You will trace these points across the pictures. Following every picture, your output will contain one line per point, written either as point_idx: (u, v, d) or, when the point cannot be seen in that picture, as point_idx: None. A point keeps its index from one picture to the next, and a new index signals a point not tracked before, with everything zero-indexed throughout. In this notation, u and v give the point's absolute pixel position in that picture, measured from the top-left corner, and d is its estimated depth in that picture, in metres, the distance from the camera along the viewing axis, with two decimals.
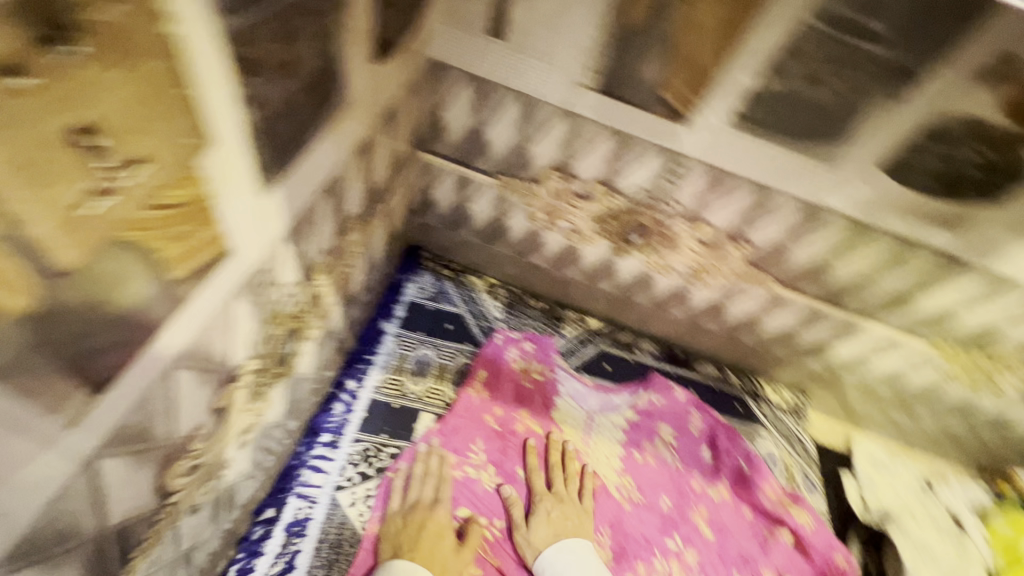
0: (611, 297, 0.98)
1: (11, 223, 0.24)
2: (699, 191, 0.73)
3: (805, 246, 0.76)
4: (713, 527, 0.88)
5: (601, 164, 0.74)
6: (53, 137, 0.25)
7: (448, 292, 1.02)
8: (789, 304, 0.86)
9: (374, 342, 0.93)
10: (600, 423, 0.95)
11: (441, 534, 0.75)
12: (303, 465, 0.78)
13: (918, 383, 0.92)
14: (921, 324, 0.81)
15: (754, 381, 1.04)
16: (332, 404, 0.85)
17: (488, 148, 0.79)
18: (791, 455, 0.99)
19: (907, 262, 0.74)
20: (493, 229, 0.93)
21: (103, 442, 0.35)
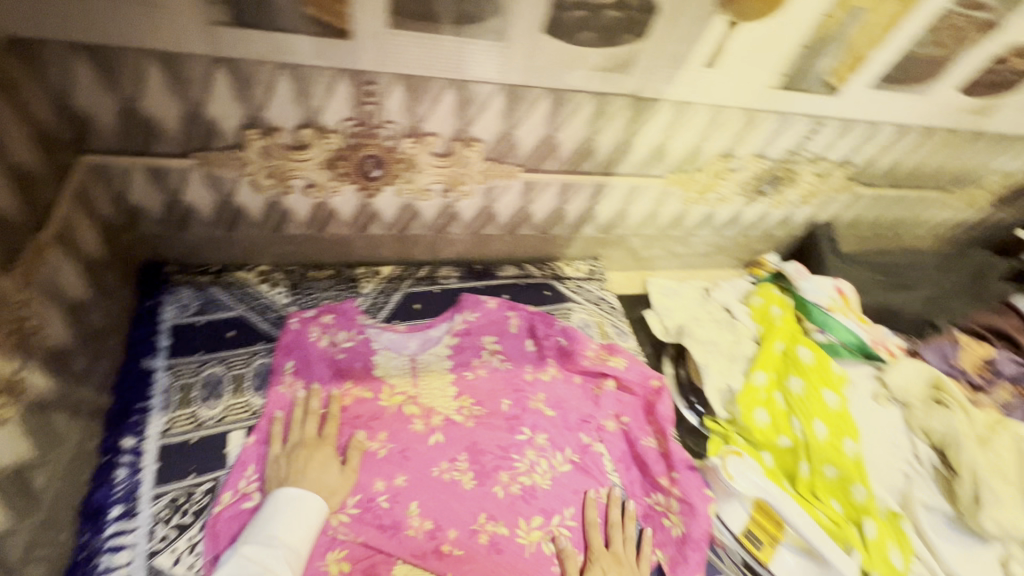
0: (390, 238, 0.96)
1: None
2: (404, 104, 0.72)
3: (524, 127, 0.79)
4: (552, 405, 0.95)
5: (292, 106, 0.69)
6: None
7: (217, 299, 0.90)
8: (543, 186, 0.91)
9: (141, 386, 0.79)
10: (424, 360, 0.95)
11: (323, 462, 0.78)
12: (98, 552, 0.66)
13: (669, 215, 1.06)
14: (647, 164, 0.92)
15: (551, 266, 1.12)
16: (112, 472, 0.72)
17: (159, 126, 0.67)
18: (603, 315, 1.08)
19: (609, 114, 0.81)
20: (228, 215, 0.82)
21: None
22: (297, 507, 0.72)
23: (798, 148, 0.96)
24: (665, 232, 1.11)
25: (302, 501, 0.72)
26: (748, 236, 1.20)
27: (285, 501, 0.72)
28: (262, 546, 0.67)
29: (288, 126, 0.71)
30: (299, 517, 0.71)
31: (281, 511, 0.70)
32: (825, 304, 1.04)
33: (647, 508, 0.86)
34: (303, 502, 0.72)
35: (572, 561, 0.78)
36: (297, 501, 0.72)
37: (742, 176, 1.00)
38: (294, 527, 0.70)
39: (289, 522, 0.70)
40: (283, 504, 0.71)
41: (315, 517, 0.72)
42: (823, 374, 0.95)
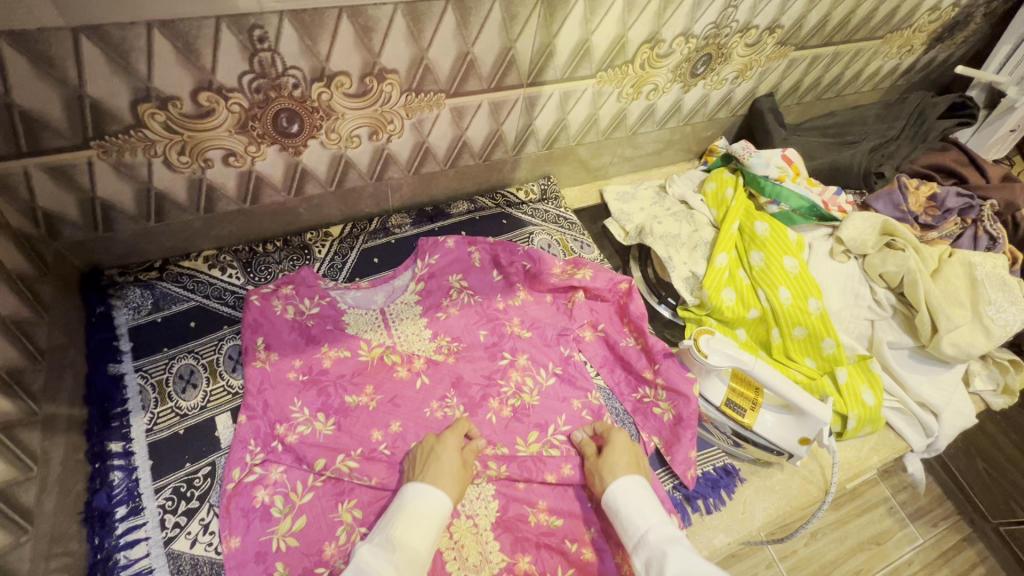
0: (330, 196, 0.93)
1: None
2: (302, 46, 0.67)
3: (436, 48, 0.75)
4: (528, 327, 0.96)
5: (181, 70, 0.63)
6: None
7: (169, 293, 0.88)
8: (472, 110, 0.88)
9: (114, 390, 0.78)
10: (395, 310, 0.95)
11: (448, 450, 0.75)
12: (115, 550, 0.67)
13: (609, 116, 1.04)
14: (574, 65, 0.88)
15: (501, 193, 1.11)
16: (107, 476, 0.72)
17: (41, 118, 0.62)
18: (562, 232, 1.09)
19: (519, 17, 0.76)
20: (152, 202, 0.79)
21: None
22: (423, 503, 0.69)
23: (723, 19, 0.93)
24: (609, 135, 1.09)
25: (429, 492, 0.70)
26: (692, 123, 1.18)
27: (418, 502, 0.69)
28: (380, 547, 0.64)
29: (184, 93, 0.66)
30: (420, 520, 0.67)
31: (401, 512, 0.68)
32: (775, 174, 1.03)
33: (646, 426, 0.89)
34: (426, 513, 0.68)
35: (590, 446, 0.82)
36: (423, 495, 0.70)
37: (673, 61, 0.97)
38: (411, 526, 0.66)
39: (405, 521, 0.67)
40: (411, 500, 0.69)
41: (434, 522, 0.68)
42: (781, 243, 0.97)
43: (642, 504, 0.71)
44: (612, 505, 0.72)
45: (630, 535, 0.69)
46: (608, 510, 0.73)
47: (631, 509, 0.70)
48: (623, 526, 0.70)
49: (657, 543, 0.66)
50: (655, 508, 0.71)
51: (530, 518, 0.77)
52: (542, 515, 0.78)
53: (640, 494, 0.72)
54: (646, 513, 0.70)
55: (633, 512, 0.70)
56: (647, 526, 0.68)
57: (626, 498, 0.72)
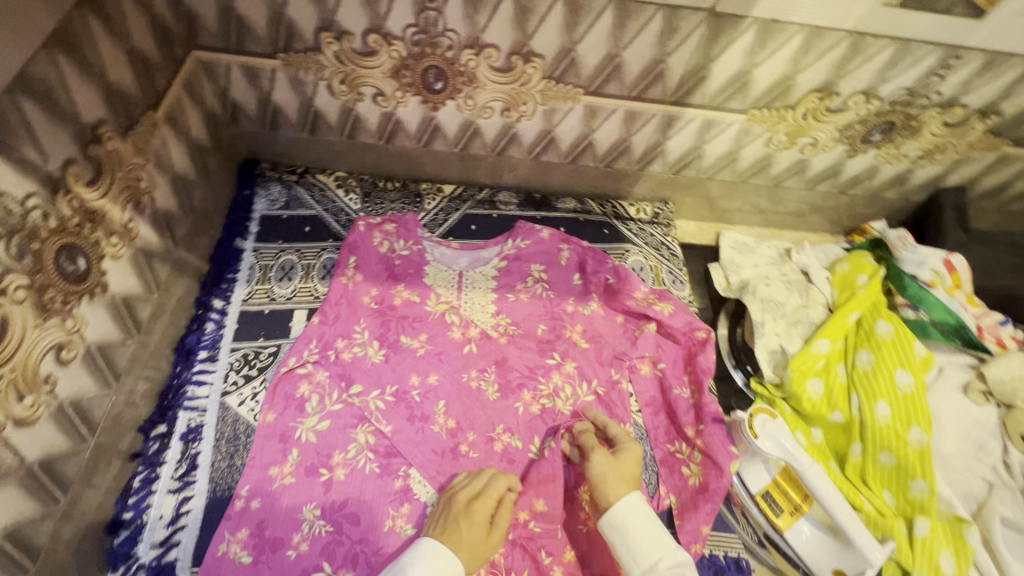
0: (453, 156, 0.99)
1: None
2: (464, 13, 0.72)
3: (584, 44, 0.76)
4: (587, 338, 0.94)
5: (361, 10, 0.72)
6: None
7: (299, 198, 1.01)
8: (606, 113, 0.87)
9: (232, 259, 0.93)
10: (471, 277, 0.99)
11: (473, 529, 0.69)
12: (187, 381, 0.82)
13: (751, 158, 0.96)
14: (726, 94, 0.83)
15: (614, 204, 1.09)
16: (203, 323, 0.87)
17: (249, 24, 0.75)
18: (660, 260, 1.05)
19: (679, 32, 0.73)
20: (310, 116, 0.91)
21: None
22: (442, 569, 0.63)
23: (921, 87, 0.81)
24: (745, 179, 1.02)
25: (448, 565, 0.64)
26: (849, 194, 1.06)
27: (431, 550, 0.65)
28: None
29: (358, 31, 0.75)
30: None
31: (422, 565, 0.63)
32: (928, 277, 0.89)
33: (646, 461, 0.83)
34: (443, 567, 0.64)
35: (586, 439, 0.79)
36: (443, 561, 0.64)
37: (844, 119, 0.87)
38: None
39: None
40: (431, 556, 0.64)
41: None
42: (902, 352, 0.83)
43: (647, 532, 0.66)
44: (607, 529, 0.68)
45: (635, 567, 0.65)
46: (602, 526, 0.69)
47: (636, 533, 0.66)
48: (625, 559, 0.66)
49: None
50: (659, 530, 0.67)
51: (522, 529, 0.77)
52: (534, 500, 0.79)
53: (642, 519, 0.67)
54: (650, 539, 0.65)
55: (630, 542, 0.66)
56: (660, 558, 0.64)
57: (625, 520, 0.67)
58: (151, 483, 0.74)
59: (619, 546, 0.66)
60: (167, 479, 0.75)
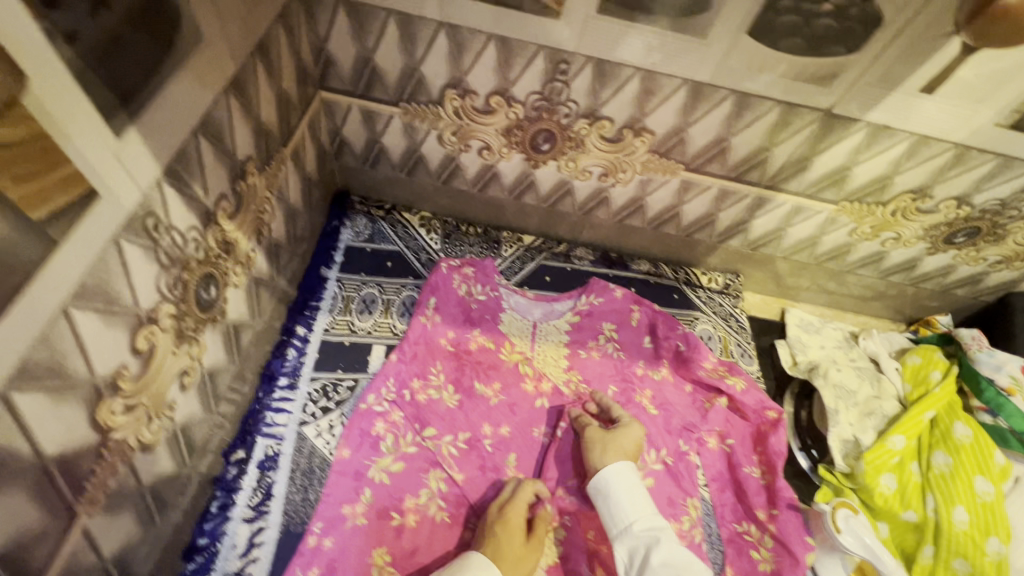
0: (539, 210, 1.01)
1: None
2: (590, 87, 0.75)
3: (697, 127, 0.78)
4: (657, 404, 0.95)
5: (492, 74, 0.75)
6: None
7: (383, 232, 1.04)
8: (701, 188, 0.89)
9: (317, 288, 0.95)
10: (545, 329, 1.00)
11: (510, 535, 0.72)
12: (267, 408, 0.83)
13: (831, 244, 0.98)
14: (822, 185, 0.85)
15: (686, 270, 1.11)
16: (285, 349, 0.88)
17: (381, 75, 0.78)
18: (728, 331, 1.06)
19: (792, 126, 0.76)
20: (412, 160, 0.93)
21: (13, 376, 0.37)
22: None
23: (1016, 199, 0.83)
24: (820, 262, 1.04)
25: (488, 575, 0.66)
26: (918, 286, 1.07)
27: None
28: None
29: (483, 92, 0.78)
30: None
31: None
32: (1005, 383, 0.88)
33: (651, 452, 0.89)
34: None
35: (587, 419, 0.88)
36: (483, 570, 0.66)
37: (933, 220, 0.89)
38: None
39: None
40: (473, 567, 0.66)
41: None
42: (981, 459, 0.83)
43: (628, 496, 0.74)
44: (595, 493, 0.77)
45: (615, 525, 0.73)
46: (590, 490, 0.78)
47: (620, 496, 0.74)
48: (607, 519, 0.74)
49: (645, 534, 0.71)
50: (641, 495, 0.75)
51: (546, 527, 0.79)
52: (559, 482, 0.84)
53: (626, 485, 0.75)
54: (631, 502, 0.73)
55: (614, 504, 0.74)
56: (639, 519, 0.72)
57: (612, 484, 0.75)
58: (227, 509, 0.75)
59: (604, 506, 0.75)
60: (242, 507, 0.75)
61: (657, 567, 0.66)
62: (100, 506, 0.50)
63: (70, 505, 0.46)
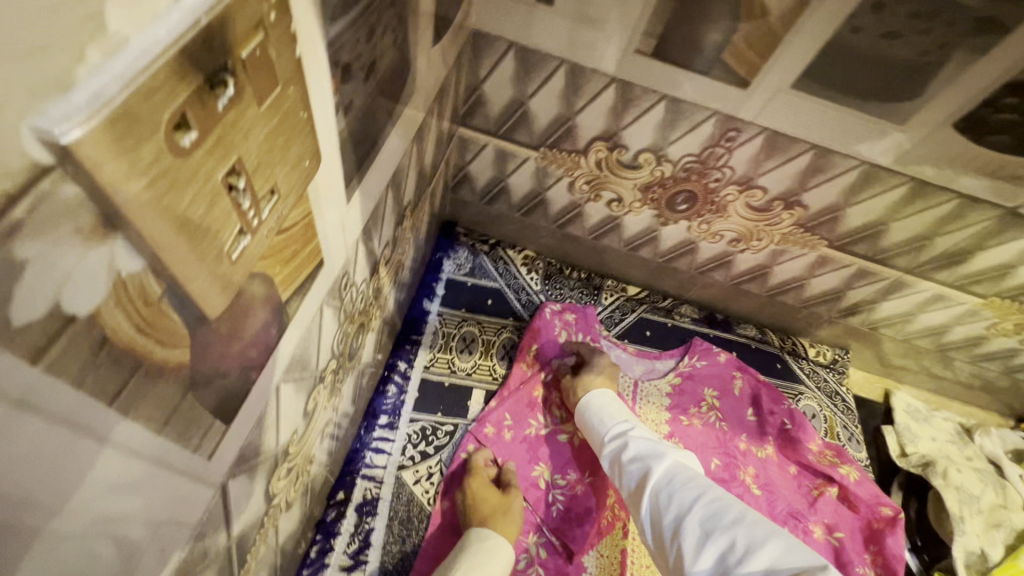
0: (651, 264, 0.97)
1: (174, 279, 0.21)
2: (753, 157, 0.71)
3: (858, 208, 0.74)
4: (760, 485, 0.89)
5: (652, 132, 0.71)
6: (158, 144, 0.18)
7: (485, 268, 1.01)
8: (838, 265, 0.85)
9: (419, 322, 0.93)
10: (646, 389, 0.95)
11: (494, 495, 0.75)
12: (367, 447, 0.80)
13: (962, 335, 0.93)
14: (976, 279, 0.80)
15: (792, 340, 1.05)
16: (386, 385, 0.85)
17: (530, 119, 0.75)
18: (833, 411, 1.00)
19: (965, 219, 0.71)
20: (533, 202, 0.90)
21: (233, 464, 0.33)
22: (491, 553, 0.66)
23: None
24: (941, 350, 0.98)
25: (494, 551, 0.66)
26: None
27: (492, 545, 0.67)
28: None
29: (635, 147, 0.75)
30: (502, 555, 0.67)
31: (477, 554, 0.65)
32: None
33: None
34: (497, 559, 0.66)
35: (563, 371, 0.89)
36: (492, 548, 0.67)
37: None
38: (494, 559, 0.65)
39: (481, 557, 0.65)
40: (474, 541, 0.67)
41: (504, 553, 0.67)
42: None
43: (609, 412, 0.76)
44: (581, 418, 0.79)
45: (597, 439, 0.75)
46: (578, 416, 0.80)
47: (598, 412, 0.77)
48: (592, 439, 0.75)
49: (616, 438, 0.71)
50: (620, 410, 0.76)
51: (540, 484, 0.81)
52: (557, 434, 0.86)
53: (607, 405, 0.77)
54: (610, 417, 0.75)
55: (596, 421, 0.76)
56: (613, 428, 0.73)
57: (591, 404, 0.78)
58: (325, 554, 0.71)
59: (588, 428, 0.77)
60: (339, 554, 0.72)
61: (625, 461, 0.65)
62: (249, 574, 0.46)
63: None
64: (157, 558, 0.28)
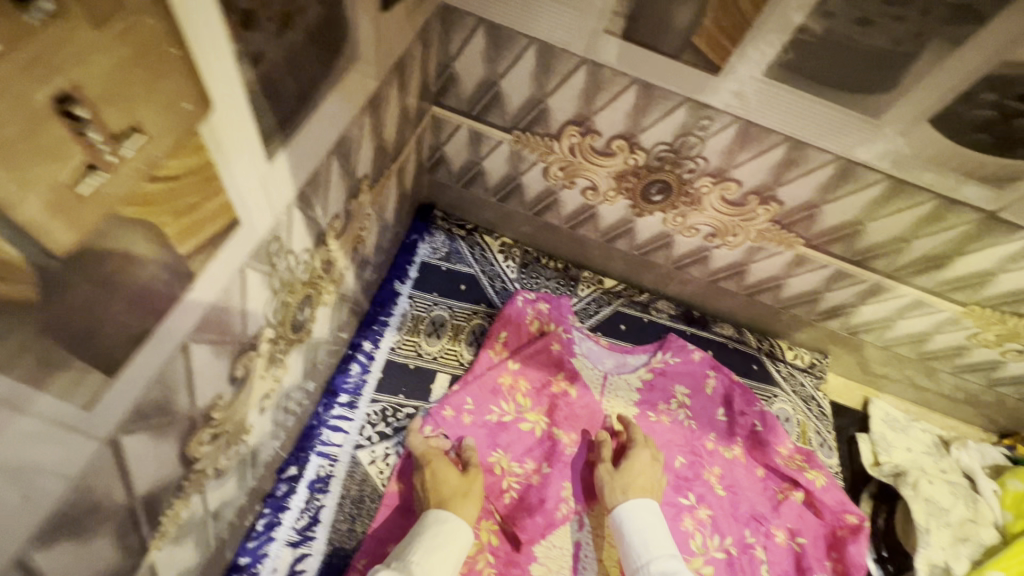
0: (628, 256, 0.95)
1: None
2: (727, 148, 0.69)
3: (834, 205, 0.72)
4: (725, 485, 0.88)
5: (624, 117, 0.70)
6: None
7: (461, 253, 1.00)
8: (815, 265, 0.83)
9: (388, 303, 0.92)
10: (615, 382, 0.94)
11: (452, 475, 0.74)
12: (324, 425, 0.79)
13: (943, 344, 0.90)
14: (956, 286, 0.78)
15: (770, 341, 1.03)
16: (349, 364, 0.85)
17: (502, 100, 0.74)
18: (807, 415, 0.98)
19: (944, 222, 0.69)
20: (509, 187, 0.89)
21: (125, 420, 0.33)
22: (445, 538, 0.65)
23: None
24: (922, 359, 0.95)
25: (450, 535, 0.66)
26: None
27: (448, 530, 0.66)
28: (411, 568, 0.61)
29: (608, 133, 0.73)
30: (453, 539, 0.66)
31: (430, 539, 0.64)
32: None
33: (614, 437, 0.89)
34: (451, 543, 0.65)
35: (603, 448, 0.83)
36: (450, 531, 0.66)
37: None
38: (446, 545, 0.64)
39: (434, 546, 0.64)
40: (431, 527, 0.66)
41: (458, 537, 0.66)
42: None
43: (650, 531, 0.71)
44: (615, 526, 0.74)
45: (633, 561, 0.70)
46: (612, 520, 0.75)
47: (638, 532, 0.71)
48: (627, 554, 0.71)
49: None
50: (661, 537, 0.71)
51: (496, 470, 0.81)
52: (518, 422, 0.86)
53: (647, 520, 0.73)
54: (651, 539, 0.70)
55: (637, 534, 0.71)
56: (652, 555, 0.69)
57: (630, 519, 0.73)
58: (272, 528, 0.71)
59: (625, 540, 0.72)
60: (287, 528, 0.72)
61: None
62: (168, 538, 0.46)
63: (143, 542, 0.42)
64: (25, 508, 0.27)
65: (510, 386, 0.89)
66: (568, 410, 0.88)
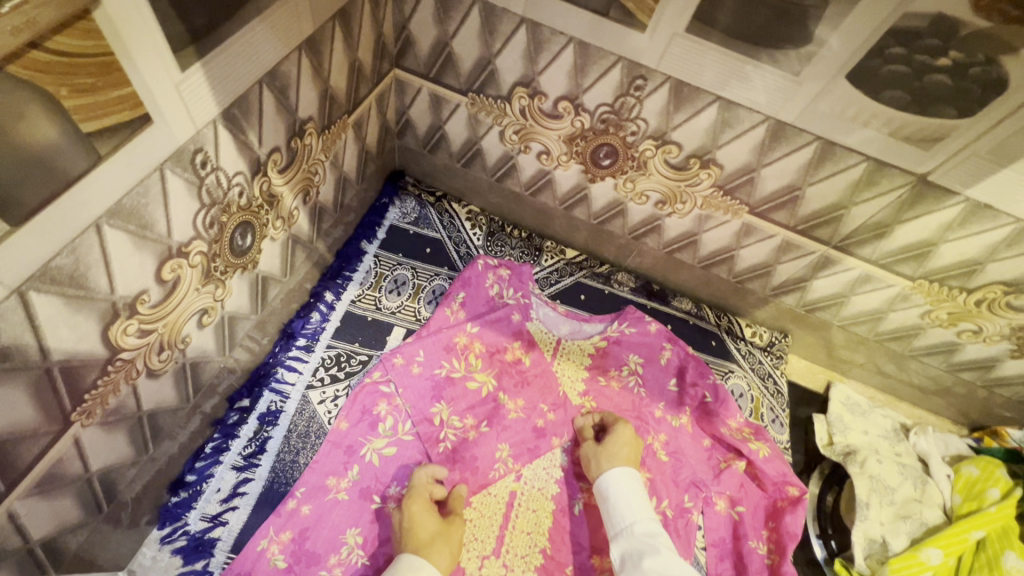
0: (587, 226, 0.98)
1: None
2: (663, 108, 0.72)
3: (770, 169, 0.73)
4: (669, 452, 0.89)
5: (566, 77, 0.73)
6: None
7: (429, 218, 1.04)
8: (763, 235, 0.84)
9: (354, 259, 0.96)
10: (568, 347, 0.96)
11: (428, 517, 0.71)
12: (280, 364, 0.84)
13: (897, 323, 0.89)
14: (900, 258, 0.78)
15: (729, 318, 1.04)
16: (310, 311, 0.89)
17: (455, 61, 0.78)
18: (762, 392, 0.98)
19: (878, 187, 0.70)
20: (470, 152, 0.93)
21: (33, 277, 0.38)
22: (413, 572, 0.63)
23: None
24: (880, 340, 0.95)
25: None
26: (990, 390, 0.95)
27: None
28: None
29: (552, 95, 0.76)
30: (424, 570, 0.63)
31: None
32: None
33: (564, 403, 0.90)
34: None
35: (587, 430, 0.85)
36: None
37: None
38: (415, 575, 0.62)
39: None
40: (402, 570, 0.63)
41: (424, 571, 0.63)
42: None
43: (633, 497, 0.73)
44: (600, 493, 0.75)
45: (615, 524, 0.72)
46: (597, 489, 0.76)
47: (619, 497, 0.73)
48: (608, 519, 0.73)
49: (641, 538, 0.68)
50: (642, 501, 0.72)
51: (437, 420, 0.84)
52: (467, 380, 0.88)
53: (633, 488, 0.74)
54: (634, 503, 0.72)
55: (619, 501, 0.73)
56: (635, 521, 0.70)
57: (613, 487, 0.74)
58: (220, 452, 0.76)
59: (608, 508, 0.73)
60: (234, 454, 0.76)
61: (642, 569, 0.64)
62: (95, 419, 0.51)
63: (66, 410, 0.47)
64: None
65: (465, 347, 0.90)
66: (519, 371, 0.91)
